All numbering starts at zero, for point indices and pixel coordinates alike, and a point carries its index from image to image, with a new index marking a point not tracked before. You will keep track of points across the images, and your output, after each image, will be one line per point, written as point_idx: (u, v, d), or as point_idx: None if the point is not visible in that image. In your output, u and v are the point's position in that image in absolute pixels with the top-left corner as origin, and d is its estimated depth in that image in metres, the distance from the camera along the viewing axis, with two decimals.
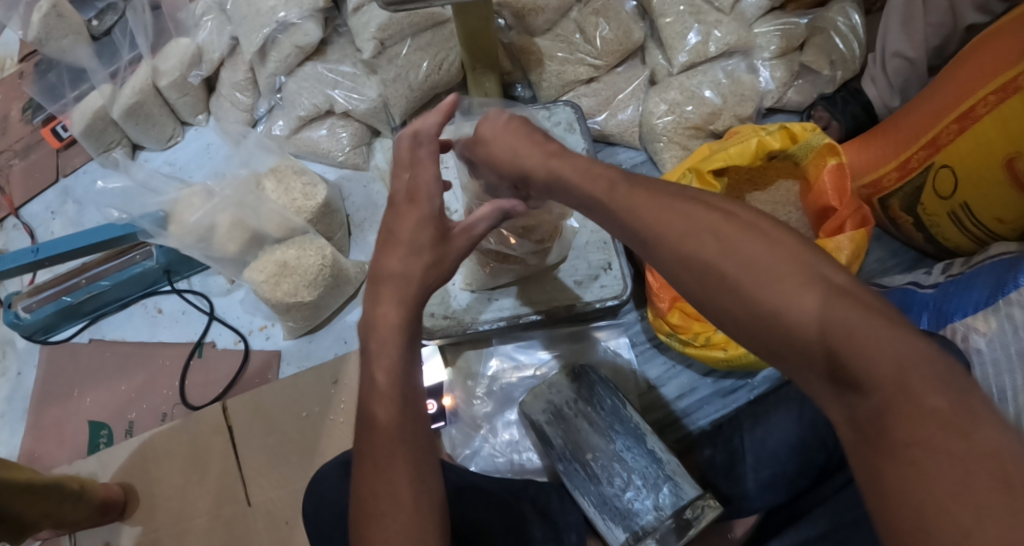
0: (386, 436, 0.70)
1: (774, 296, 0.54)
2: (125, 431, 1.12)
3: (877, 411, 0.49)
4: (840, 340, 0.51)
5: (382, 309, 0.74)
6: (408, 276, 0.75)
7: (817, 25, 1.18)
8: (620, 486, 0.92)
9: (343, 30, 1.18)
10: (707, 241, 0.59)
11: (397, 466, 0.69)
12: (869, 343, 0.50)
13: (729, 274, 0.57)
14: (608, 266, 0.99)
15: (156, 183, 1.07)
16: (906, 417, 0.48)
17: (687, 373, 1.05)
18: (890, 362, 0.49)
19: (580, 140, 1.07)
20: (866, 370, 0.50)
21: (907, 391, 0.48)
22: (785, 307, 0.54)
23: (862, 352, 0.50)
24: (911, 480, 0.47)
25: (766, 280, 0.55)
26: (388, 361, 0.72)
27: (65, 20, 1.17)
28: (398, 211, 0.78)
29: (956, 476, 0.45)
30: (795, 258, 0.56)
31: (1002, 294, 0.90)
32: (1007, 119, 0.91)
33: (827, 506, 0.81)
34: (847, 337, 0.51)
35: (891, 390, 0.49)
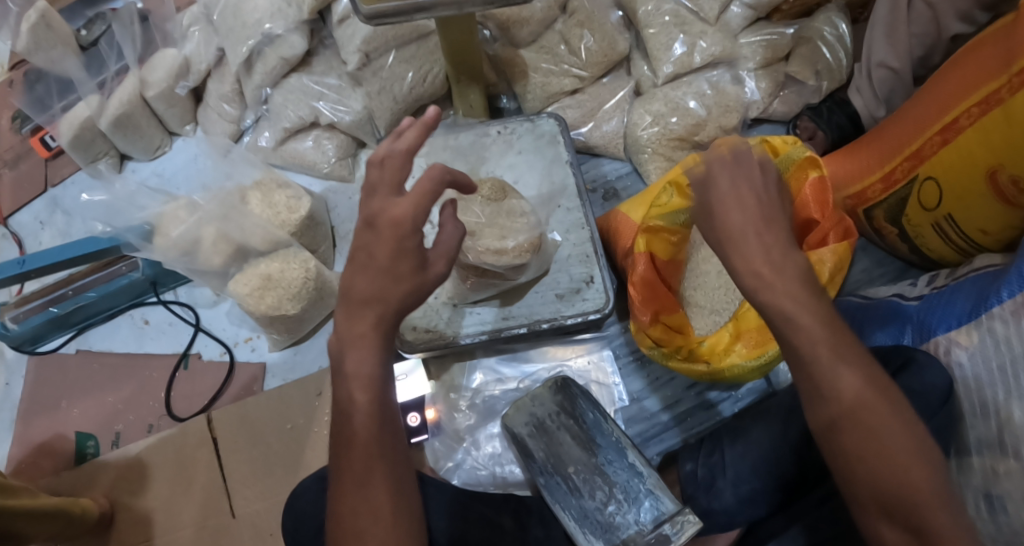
0: (370, 450, 0.70)
1: (881, 436, 0.65)
2: (111, 443, 1.12)
3: (904, 505, 0.65)
4: (904, 479, 0.65)
5: (365, 328, 0.72)
6: (386, 300, 0.72)
7: (804, 35, 1.18)
8: (601, 500, 0.91)
9: (328, 41, 1.18)
10: (852, 383, 0.65)
11: (376, 483, 0.70)
12: (923, 484, 0.65)
13: (863, 419, 0.65)
14: (591, 279, 1.00)
15: (142, 197, 1.06)
16: (951, 537, 0.64)
17: (670, 385, 1.05)
18: (939, 498, 0.65)
19: (563, 152, 1.07)
20: (920, 501, 0.64)
21: (949, 522, 0.64)
22: (858, 418, 0.65)
23: (915, 491, 0.65)
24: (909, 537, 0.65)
25: (878, 422, 0.65)
26: (369, 379, 0.71)
27: (53, 31, 1.18)
28: (378, 234, 0.73)
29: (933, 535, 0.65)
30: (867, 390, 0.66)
31: (984, 309, 0.87)
32: (988, 131, 0.90)
33: (800, 524, 0.85)
34: (909, 475, 0.65)
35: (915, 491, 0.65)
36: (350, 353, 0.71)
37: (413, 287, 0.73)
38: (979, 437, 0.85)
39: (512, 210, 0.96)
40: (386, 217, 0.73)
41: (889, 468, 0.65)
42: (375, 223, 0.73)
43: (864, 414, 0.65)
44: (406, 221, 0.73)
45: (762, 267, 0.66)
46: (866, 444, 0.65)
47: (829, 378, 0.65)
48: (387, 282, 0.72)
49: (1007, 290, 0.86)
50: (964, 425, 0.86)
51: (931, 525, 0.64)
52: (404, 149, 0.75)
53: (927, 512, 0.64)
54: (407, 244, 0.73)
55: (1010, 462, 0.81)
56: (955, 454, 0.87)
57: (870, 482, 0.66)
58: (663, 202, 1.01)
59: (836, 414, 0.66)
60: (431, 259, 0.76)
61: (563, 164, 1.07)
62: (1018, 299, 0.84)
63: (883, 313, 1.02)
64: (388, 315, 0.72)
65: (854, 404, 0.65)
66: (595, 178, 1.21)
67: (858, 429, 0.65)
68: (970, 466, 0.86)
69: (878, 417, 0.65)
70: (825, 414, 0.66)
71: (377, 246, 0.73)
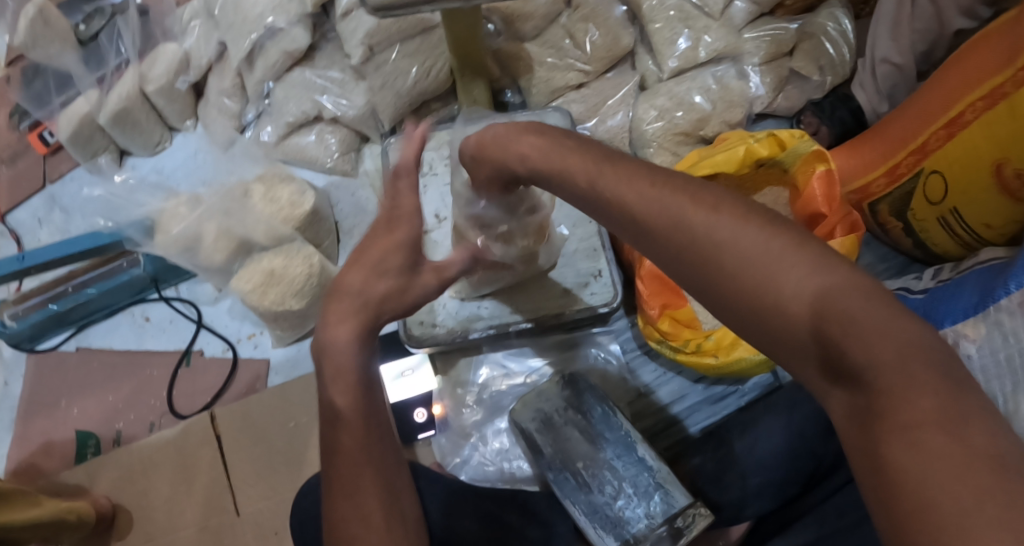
0: (357, 459, 0.70)
1: (849, 333, 0.48)
2: (112, 441, 1.11)
3: (878, 396, 0.47)
4: (887, 383, 0.47)
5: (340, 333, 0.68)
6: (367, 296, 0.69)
7: (807, 31, 1.18)
8: (610, 494, 0.90)
9: (331, 35, 1.16)
10: (788, 266, 0.51)
11: (369, 486, 0.70)
12: (897, 362, 0.47)
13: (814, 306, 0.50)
14: (598, 273, 0.99)
15: (142, 192, 1.05)
16: (935, 432, 0.45)
17: (677, 380, 1.05)
18: (922, 380, 0.46)
19: None
20: (918, 409, 0.46)
21: (940, 412, 0.45)
22: (774, 284, 0.51)
23: (908, 397, 0.46)
24: (906, 457, 0.45)
25: (848, 310, 0.49)
26: (353, 378, 0.69)
27: (51, 27, 1.17)
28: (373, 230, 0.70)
29: (948, 448, 0.44)
30: (788, 245, 0.52)
31: (991, 301, 0.87)
32: (993, 125, 0.91)
33: (815, 514, 0.82)
34: (896, 381, 0.47)
35: (892, 376, 0.47)
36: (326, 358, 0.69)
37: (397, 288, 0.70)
38: None
39: (525, 210, 0.86)
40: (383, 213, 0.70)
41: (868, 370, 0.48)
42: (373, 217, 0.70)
43: (817, 299, 0.50)
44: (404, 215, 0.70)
45: (616, 181, 0.61)
46: (840, 342, 0.49)
47: (757, 273, 0.52)
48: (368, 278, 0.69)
49: (1015, 282, 0.86)
50: None
51: (911, 417, 0.46)
52: None
53: (930, 426, 0.45)
54: (399, 237, 0.69)
55: None
56: None
57: (848, 393, 0.49)
58: None
59: (784, 312, 0.51)
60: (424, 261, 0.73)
61: None
62: None
63: None
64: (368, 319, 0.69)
65: (805, 291, 0.51)
66: None
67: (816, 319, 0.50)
68: None
69: (839, 298, 0.49)
70: (772, 315, 0.52)
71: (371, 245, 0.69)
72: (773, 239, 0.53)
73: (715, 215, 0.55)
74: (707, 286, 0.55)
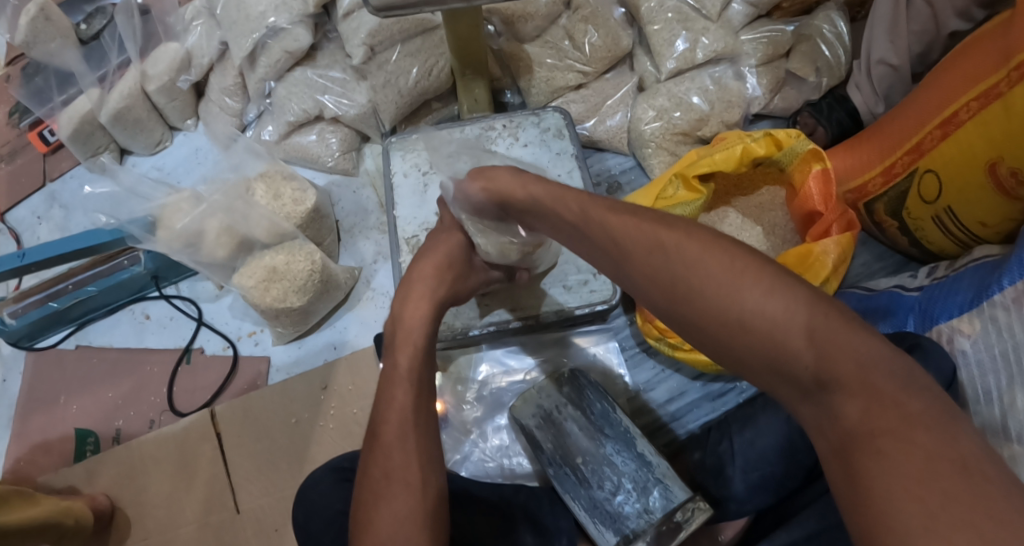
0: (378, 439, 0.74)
1: (826, 356, 0.54)
2: (111, 439, 1.11)
3: (846, 411, 0.53)
4: (861, 401, 0.52)
5: None
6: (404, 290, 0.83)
7: (804, 33, 1.19)
8: (610, 490, 0.91)
9: (332, 35, 1.18)
10: (764, 294, 0.57)
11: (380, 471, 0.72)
12: (863, 378, 0.52)
13: (793, 332, 0.55)
14: (598, 270, 1.00)
15: (144, 188, 1.06)
16: (901, 444, 0.50)
17: (676, 377, 1.06)
18: (886, 395, 0.52)
19: (569, 147, 1.08)
20: (890, 422, 0.51)
21: (907, 421, 0.50)
22: (751, 314, 0.56)
23: (881, 411, 0.51)
24: (876, 467, 0.50)
25: (820, 331, 0.54)
26: None
27: (51, 23, 1.17)
28: None
29: (920, 459, 0.49)
30: (758, 271, 0.58)
31: (985, 297, 0.89)
32: (988, 124, 0.92)
33: (815, 508, 0.82)
34: (870, 398, 0.52)
35: (861, 392, 0.52)
36: None
37: None
38: (983, 423, 0.85)
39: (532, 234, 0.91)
40: None
41: (844, 389, 0.53)
42: None
43: (786, 320, 0.55)
44: None
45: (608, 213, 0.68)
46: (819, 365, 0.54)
47: (734, 299, 0.58)
48: None
49: (1008, 278, 0.87)
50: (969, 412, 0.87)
51: (878, 429, 0.51)
52: None
53: (901, 437, 0.50)
54: None
55: (1014, 448, 0.82)
56: None
57: (825, 412, 0.54)
58: (669, 195, 1.01)
59: (763, 337, 0.56)
60: None
61: (569, 157, 1.07)
62: (1019, 288, 0.85)
63: (883, 305, 1.04)
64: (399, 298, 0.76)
65: (783, 316, 0.55)
66: (599, 172, 1.22)
67: (792, 344, 0.55)
68: None
69: (815, 323, 0.55)
70: (752, 339, 0.57)
71: None
72: (742, 265, 0.59)
73: (692, 247, 0.61)
74: (687, 317, 0.61)
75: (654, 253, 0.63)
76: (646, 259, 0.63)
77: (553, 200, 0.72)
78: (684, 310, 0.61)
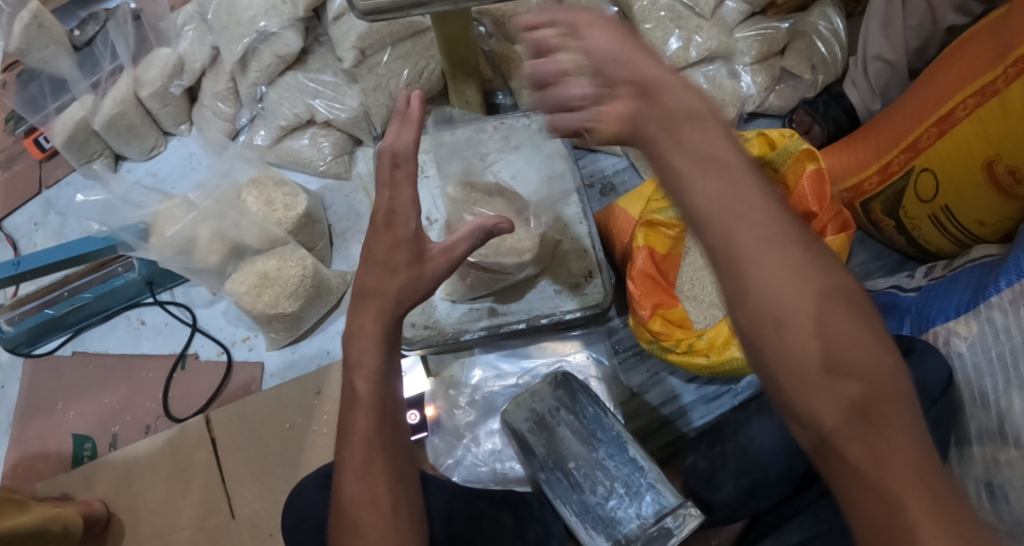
0: (371, 442, 0.74)
1: (862, 362, 0.52)
2: (108, 445, 1.11)
3: (881, 428, 0.51)
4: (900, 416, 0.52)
5: (365, 321, 0.75)
6: (384, 292, 0.75)
7: (799, 29, 1.17)
8: (603, 494, 0.91)
9: (323, 38, 1.17)
10: (816, 291, 0.53)
11: (377, 472, 0.74)
12: (893, 397, 0.52)
13: (847, 337, 0.52)
14: (590, 274, 0.99)
15: (137, 196, 1.06)
16: (923, 464, 0.51)
17: (669, 379, 1.05)
18: (910, 417, 0.52)
19: (561, 148, 1.07)
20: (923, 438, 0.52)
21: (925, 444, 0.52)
22: (813, 310, 0.52)
23: (909, 431, 0.52)
24: (906, 486, 0.50)
25: (864, 344, 0.53)
26: (370, 370, 0.74)
27: (45, 30, 1.17)
28: (377, 234, 0.77)
29: (939, 481, 0.51)
30: (824, 268, 0.54)
31: (982, 299, 0.87)
32: (984, 122, 0.91)
33: (808, 514, 0.83)
34: (895, 414, 0.52)
35: (893, 410, 0.52)
36: (352, 345, 0.75)
37: (409, 279, 0.76)
38: (979, 427, 0.84)
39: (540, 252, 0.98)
40: (382, 218, 0.77)
41: (876, 401, 0.52)
42: (376, 222, 0.78)
43: (838, 326, 0.52)
44: (400, 214, 0.76)
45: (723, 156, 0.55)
46: (856, 373, 0.52)
47: (807, 289, 0.53)
48: (383, 274, 0.76)
49: (1005, 280, 0.85)
50: (964, 416, 0.86)
51: (906, 449, 0.51)
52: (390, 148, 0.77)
53: (925, 457, 0.51)
54: (400, 236, 0.76)
55: (1010, 452, 0.81)
56: (956, 445, 0.87)
57: (850, 422, 0.51)
58: (659, 198, 1.04)
59: (805, 331, 0.52)
60: (431, 254, 0.78)
61: (562, 158, 1.06)
62: (1016, 288, 0.84)
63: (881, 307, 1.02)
64: (388, 308, 0.75)
65: (840, 321, 0.53)
66: (592, 173, 1.20)
67: (835, 347, 0.52)
68: (971, 456, 0.86)
69: (863, 333, 0.53)
70: (809, 337, 0.52)
71: (375, 243, 0.77)
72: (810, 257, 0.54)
73: (788, 222, 0.55)
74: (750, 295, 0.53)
75: (760, 218, 0.54)
76: (735, 215, 0.54)
77: (706, 130, 0.56)
78: (762, 283, 0.53)
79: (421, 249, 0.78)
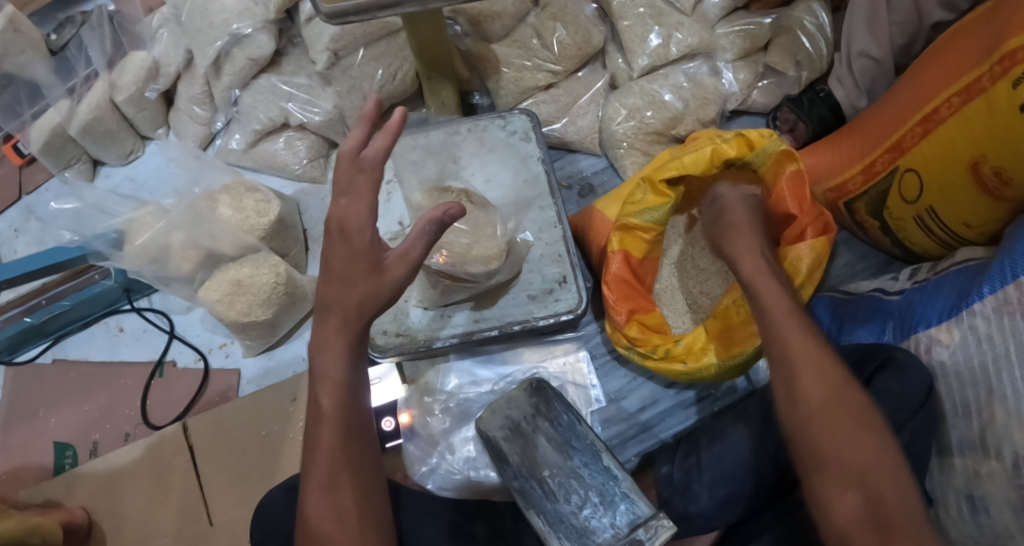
0: (336, 455, 0.73)
1: (825, 381, 0.71)
2: (89, 452, 1.11)
3: (829, 434, 0.69)
4: (869, 456, 0.67)
5: (328, 333, 0.74)
6: (344, 304, 0.73)
7: (784, 24, 1.14)
8: (577, 503, 0.89)
9: (297, 40, 1.16)
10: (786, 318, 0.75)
11: (344, 488, 0.72)
12: (850, 416, 0.69)
13: (812, 361, 0.72)
14: (564, 279, 0.98)
15: (111, 204, 1.05)
16: (869, 470, 0.67)
17: (648, 385, 1.04)
18: (866, 433, 0.68)
19: (536, 149, 1.05)
20: (883, 484, 0.66)
21: (876, 459, 0.67)
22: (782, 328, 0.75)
23: (857, 442, 0.68)
24: (839, 479, 0.67)
25: (826, 371, 0.71)
26: (334, 384, 0.73)
27: (22, 35, 1.15)
28: (332, 242, 0.74)
29: (873, 484, 0.66)
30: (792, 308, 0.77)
31: (965, 305, 0.85)
32: (970, 121, 0.87)
33: (775, 531, 0.81)
34: (849, 427, 0.68)
35: (845, 420, 0.69)
36: (318, 357, 0.74)
37: (371, 289, 0.73)
38: (961, 437, 0.83)
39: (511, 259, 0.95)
40: (339, 226, 0.74)
41: (832, 412, 0.69)
42: (330, 227, 0.74)
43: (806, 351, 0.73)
44: (357, 228, 0.73)
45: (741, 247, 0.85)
46: (816, 387, 0.70)
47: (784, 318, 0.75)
48: (343, 288, 0.73)
49: (988, 286, 0.83)
50: (946, 425, 0.85)
51: (856, 457, 0.67)
52: (350, 148, 0.74)
53: (869, 469, 0.67)
54: (357, 246, 0.73)
55: (992, 464, 0.78)
56: (938, 454, 0.85)
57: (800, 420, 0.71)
58: (637, 199, 0.98)
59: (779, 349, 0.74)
60: (388, 261, 0.74)
61: (537, 160, 1.05)
62: (1000, 296, 0.81)
63: (863, 310, 1.00)
64: (349, 319, 0.73)
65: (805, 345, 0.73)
66: (570, 174, 1.19)
67: (804, 365, 0.72)
68: (953, 467, 0.84)
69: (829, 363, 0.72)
70: (778, 349, 0.74)
71: (332, 255, 0.74)
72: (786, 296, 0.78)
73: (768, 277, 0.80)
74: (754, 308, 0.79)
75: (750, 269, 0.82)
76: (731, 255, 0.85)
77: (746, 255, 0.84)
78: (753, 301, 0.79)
79: (379, 257, 0.74)
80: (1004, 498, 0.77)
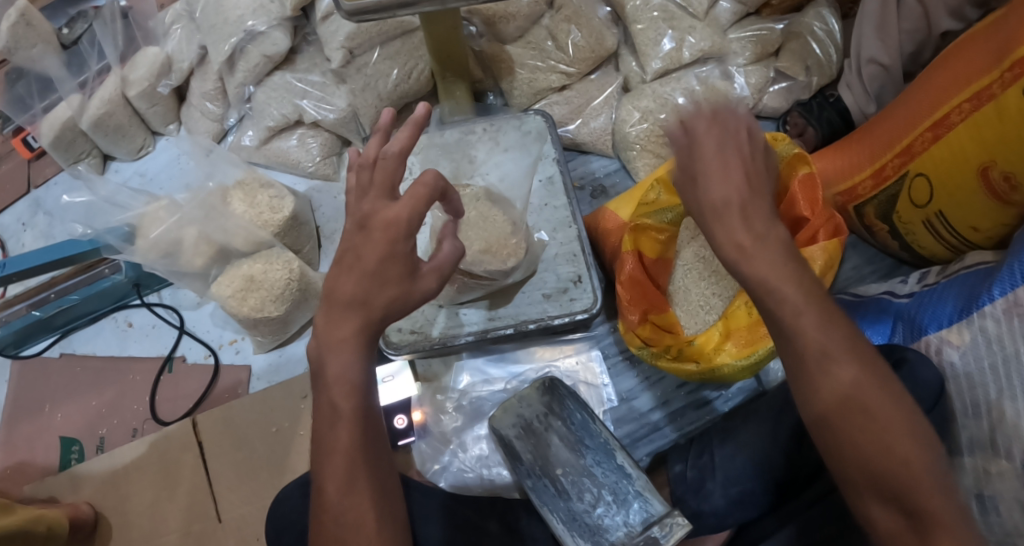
0: (354, 457, 0.71)
1: (840, 373, 0.62)
2: (96, 448, 1.11)
3: (852, 433, 0.62)
4: (900, 453, 0.61)
5: (344, 333, 0.71)
6: (365, 304, 0.71)
7: (794, 30, 1.16)
8: (590, 502, 0.89)
9: (311, 38, 1.17)
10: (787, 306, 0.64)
11: (363, 488, 0.71)
12: (873, 407, 0.62)
13: (821, 352, 0.62)
14: (579, 278, 0.98)
15: (123, 198, 1.05)
16: (900, 468, 0.61)
17: (659, 385, 1.04)
18: (893, 426, 0.61)
19: (551, 150, 1.07)
20: (918, 486, 0.60)
21: (909, 453, 0.61)
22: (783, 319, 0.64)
23: (883, 440, 0.61)
24: (866, 483, 0.62)
25: (841, 360, 0.62)
26: (351, 385, 0.71)
27: (34, 28, 1.15)
28: (367, 236, 0.72)
29: (904, 484, 0.60)
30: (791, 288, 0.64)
31: (974, 307, 0.86)
32: (980, 127, 0.89)
33: (788, 529, 0.82)
34: (874, 424, 0.61)
35: (866, 417, 0.61)
36: (330, 358, 0.71)
37: (398, 294, 0.72)
38: (970, 437, 0.83)
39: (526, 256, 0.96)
40: (377, 220, 0.72)
41: (851, 409, 0.62)
42: (368, 225, 0.72)
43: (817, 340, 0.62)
44: (378, 224, 0.72)
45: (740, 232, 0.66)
46: (833, 384, 0.62)
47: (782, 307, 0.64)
48: (367, 285, 0.71)
49: (998, 289, 0.84)
50: (956, 426, 0.85)
51: (885, 456, 0.61)
52: (398, 151, 0.73)
53: (901, 469, 0.60)
54: (398, 249, 0.72)
55: (1002, 463, 0.79)
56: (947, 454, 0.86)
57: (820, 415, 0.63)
58: (651, 199, 1.02)
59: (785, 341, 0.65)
60: (423, 270, 0.75)
61: (551, 162, 1.06)
62: (1010, 298, 0.82)
63: (872, 312, 1.02)
64: (369, 322, 0.72)
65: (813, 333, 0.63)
66: (582, 175, 1.20)
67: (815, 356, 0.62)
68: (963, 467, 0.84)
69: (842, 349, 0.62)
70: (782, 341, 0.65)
71: (365, 250, 0.72)
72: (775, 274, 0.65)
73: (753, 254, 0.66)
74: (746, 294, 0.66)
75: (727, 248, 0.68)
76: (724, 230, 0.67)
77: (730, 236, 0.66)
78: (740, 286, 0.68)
79: (415, 265, 0.74)
80: (1014, 497, 0.78)
